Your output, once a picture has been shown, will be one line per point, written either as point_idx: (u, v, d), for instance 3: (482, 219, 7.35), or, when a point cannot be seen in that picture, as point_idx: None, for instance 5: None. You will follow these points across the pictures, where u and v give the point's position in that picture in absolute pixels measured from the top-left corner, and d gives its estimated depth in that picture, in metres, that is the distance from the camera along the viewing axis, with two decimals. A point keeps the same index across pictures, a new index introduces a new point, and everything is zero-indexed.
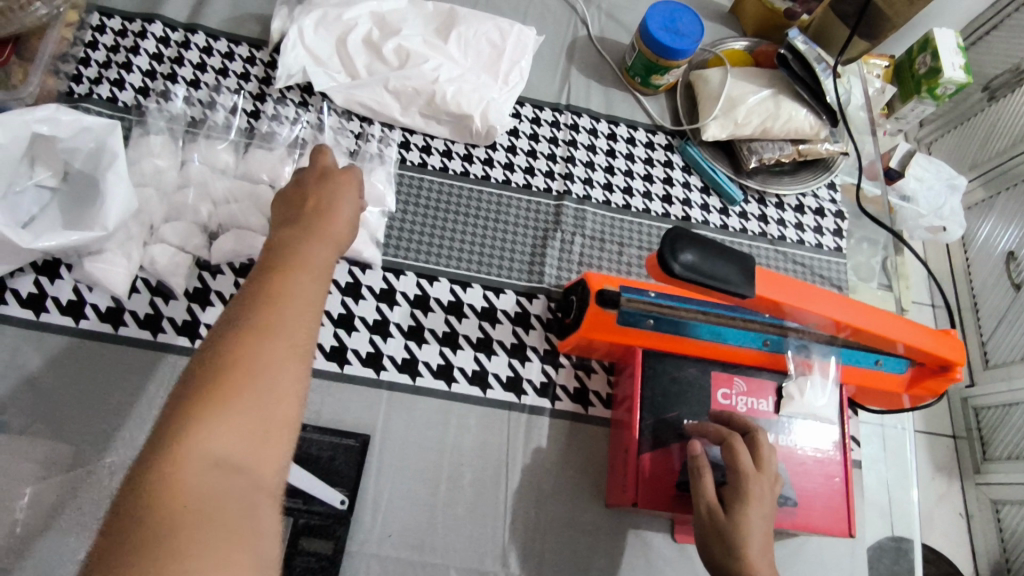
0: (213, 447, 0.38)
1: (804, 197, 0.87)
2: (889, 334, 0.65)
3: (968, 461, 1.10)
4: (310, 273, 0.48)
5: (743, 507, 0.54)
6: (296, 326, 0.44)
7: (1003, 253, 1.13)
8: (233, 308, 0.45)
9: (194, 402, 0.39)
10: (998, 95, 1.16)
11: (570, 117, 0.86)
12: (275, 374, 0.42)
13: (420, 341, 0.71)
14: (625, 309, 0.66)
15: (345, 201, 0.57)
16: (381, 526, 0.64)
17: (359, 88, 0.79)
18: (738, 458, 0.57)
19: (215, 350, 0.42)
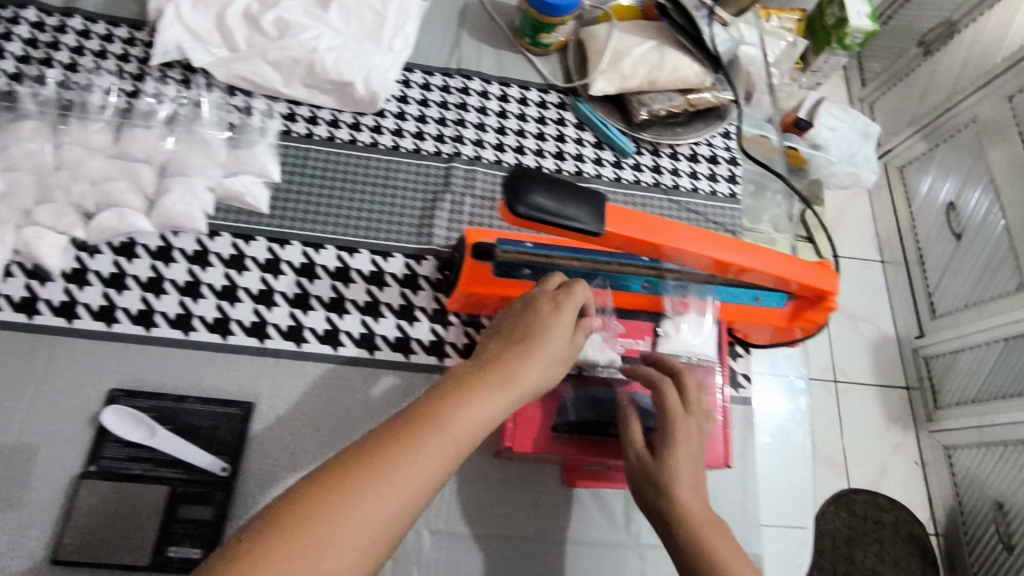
0: (311, 545, 0.39)
1: (697, 146, 0.89)
2: (769, 270, 0.65)
3: (921, 411, 1.23)
4: (467, 437, 0.46)
5: (671, 450, 0.55)
6: (409, 496, 0.42)
7: (946, 205, 1.26)
8: (385, 436, 0.45)
9: (278, 531, 0.39)
10: (932, 49, 1.32)
11: (461, 81, 0.86)
12: (355, 545, 0.40)
13: (306, 308, 0.73)
14: (501, 260, 0.67)
15: (549, 350, 0.53)
16: (266, 489, 0.66)
17: (238, 62, 0.78)
18: (666, 402, 0.57)
19: (352, 458, 0.43)
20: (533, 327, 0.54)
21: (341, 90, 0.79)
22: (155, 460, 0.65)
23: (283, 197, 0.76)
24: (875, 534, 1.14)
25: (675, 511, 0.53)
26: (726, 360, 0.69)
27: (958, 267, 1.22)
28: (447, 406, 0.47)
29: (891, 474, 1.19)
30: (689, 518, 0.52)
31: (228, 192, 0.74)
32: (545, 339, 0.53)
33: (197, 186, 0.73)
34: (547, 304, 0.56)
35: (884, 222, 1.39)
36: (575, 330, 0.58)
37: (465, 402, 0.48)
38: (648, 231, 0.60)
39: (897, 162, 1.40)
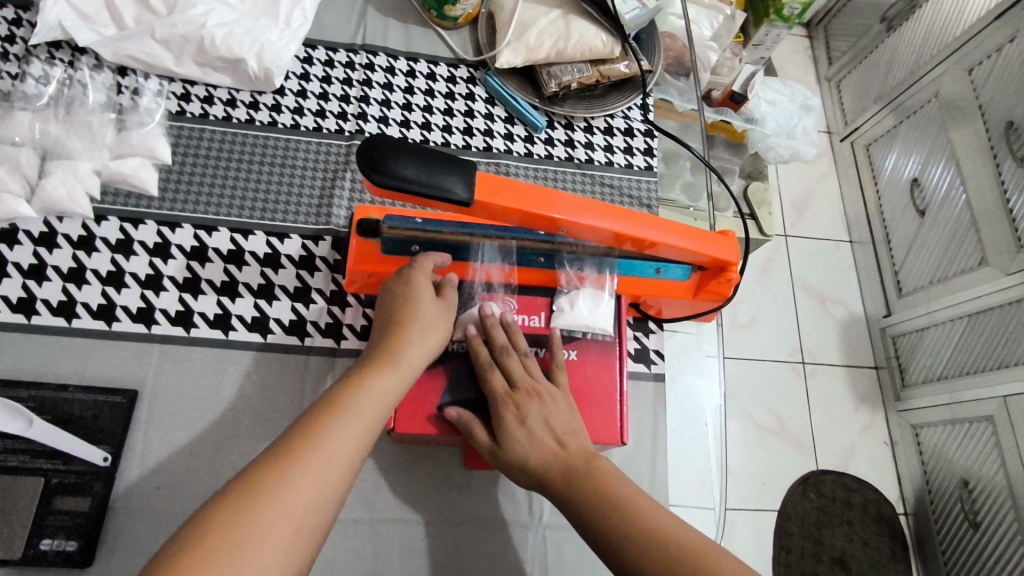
0: (257, 513, 0.42)
1: (613, 119, 0.86)
2: (667, 242, 0.63)
3: (890, 390, 1.22)
4: (368, 416, 0.50)
5: (506, 429, 0.57)
6: (323, 481, 0.45)
7: (909, 180, 1.23)
8: (287, 439, 0.47)
9: (193, 548, 0.40)
10: (894, 25, 1.31)
11: (365, 57, 0.84)
12: (280, 538, 0.42)
13: (197, 292, 0.70)
14: (387, 237, 0.64)
15: (427, 321, 0.57)
16: (149, 479, 0.62)
17: (126, 40, 0.75)
18: (494, 391, 0.59)
19: (280, 443, 0.46)
20: (406, 307, 0.57)
21: (235, 68, 0.77)
22: (33, 452, 0.61)
23: (174, 179, 0.74)
24: (845, 515, 1.12)
25: (543, 478, 0.55)
26: (624, 335, 0.68)
27: (922, 243, 1.19)
28: (342, 396, 0.50)
29: (860, 455, 1.18)
30: (553, 477, 0.54)
31: (114, 174, 0.71)
32: (418, 311, 0.57)
33: (81, 169, 0.70)
34: (410, 280, 0.59)
35: (852, 202, 1.38)
36: (442, 293, 0.61)
37: (359, 387, 0.51)
38: (532, 203, 0.58)
39: (863, 141, 1.37)
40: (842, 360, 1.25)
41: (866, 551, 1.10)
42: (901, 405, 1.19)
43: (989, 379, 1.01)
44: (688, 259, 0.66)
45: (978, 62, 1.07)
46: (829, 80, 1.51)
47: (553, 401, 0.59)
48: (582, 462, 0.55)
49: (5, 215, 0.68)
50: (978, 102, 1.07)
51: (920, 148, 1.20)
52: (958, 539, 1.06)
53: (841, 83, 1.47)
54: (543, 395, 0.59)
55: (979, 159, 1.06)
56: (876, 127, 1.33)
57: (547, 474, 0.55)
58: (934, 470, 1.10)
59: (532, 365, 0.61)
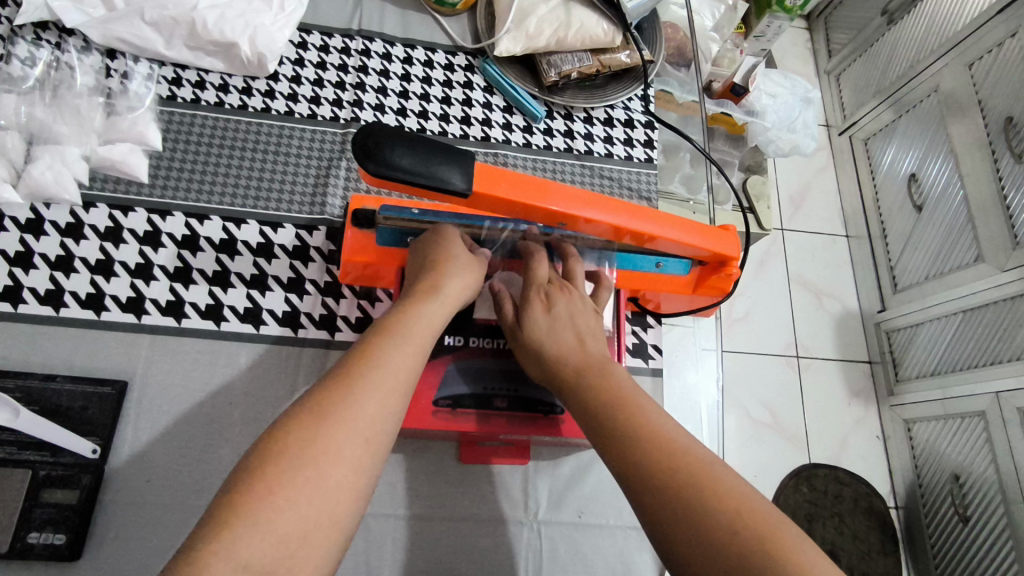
0: (316, 435, 0.38)
1: (613, 110, 0.85)
2: (669, 237, 0.62)
3: (883, 384, 1.22)
4: (421, 339, 0.48)
5: (529, 311, 0.56)
6: (388, 395, 0.42)
7: (907, 175, 1.22)
8: (344, 361, 0.44)
9: (267, 463, 0.36)
10: (895, 18, 1.29)
11: (362, 42, 0.82)
12: (355, 448, 0.39)
13: (188, 282, 0.68)
14: (383, 228, 0.63)
15: (464, 264, 0.56)
16: (139, 471, 0.61)
17: (115, 22, 0.73)
18: (534, 277, 0.59)
19: (330, 374, 0.43)
20: (442, 253, 0.57)
21: (227, 52, 0.75)
22: (20, 443, 0.59)
23: (165, 166, 0.72)
24: (835, 508, 1.12)
25: (555, 368, 0.53)
26: (623, 329, 0.67)
27: (919, 238, 1.19)
28: (393, 322, 0.48)
29: (852, 448, 1.18)
30: (567, 368, 0.52)
31: (102, 160, 0.70)
32: (453, 253, 0.57)
33: (68, 154, 0.68)
34: (444, 233, 0.60)
35: (849, 196, 1.37)
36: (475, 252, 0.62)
37: (408, 314, 0.49)
38: (537, 195, 0.57)
39: (861, 135, 1.37)
40: (838, 355, 1.25)
41: (856, 544, 1.11)
42: (894, 400, 1.19)
43: (982, 375, 1.01)
44: (686, 253, 0.66)
45: (979, 56, 1.06)
46: (829, 73, 1.50)
47: (584, 303, 0.57)
48: (600, 363, 0.52)
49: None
50: (977, 98, 1.06)
51: (919, 142, 1.19)
52: (947, 532, 1.06)
53: (840, 76, 1.46)
54: (574, 296, 0.58)
55: (977, 154, 1.05)
56: (875, 121, 1.32)
57: (559, 364, 0.52)
58: (926, 465, 1.10)
59: (574, 269, 0.62)
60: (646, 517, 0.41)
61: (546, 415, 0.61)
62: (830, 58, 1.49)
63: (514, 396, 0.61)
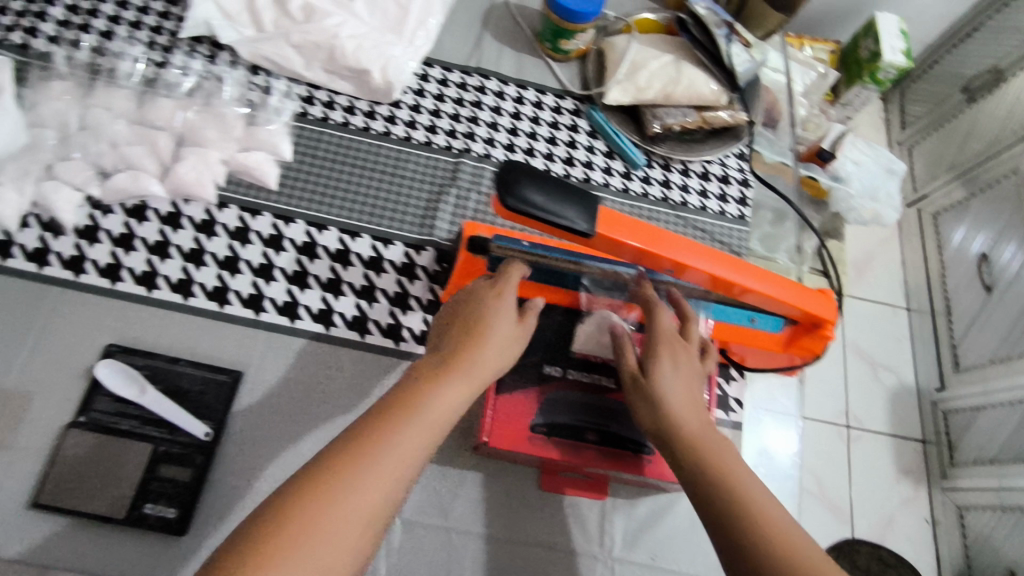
0: (315, 518, 0.39)
1: (710, 165, 0.88)
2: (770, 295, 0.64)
3: (935, 468, 1.09)
4: (437, 415, 0.46)
5: (655, 360, 0.57)
6: (393, 482, 0.42)
7: (977, 255, 1.13)
8: (347, 435, 0.44)
9: (257, 545, 0.37)
10: (978, 96, 1.19)
11: (478, 79, 0.87)
12: (350, 533, 0.39)
13: (304, 286, 0.73)
14: (494, 256, 0.67)
15: (500, 337, 0.54)
16: (245, 458, 0.66)
17: (263, 42, 0.80)
18: (656, 324, 0.60)
19: (340, 444, 0.43)
20: (485, 316, 0.54)
21: (360, 78, 0.81)
22: (143, 418, 0.64)
23: (292, 176, 0.78)
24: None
25: (670, 422, 0.54)
26: (714, 381, 0.69)
27: (988, 317, 1.09)
28: (408, 396, 0.46)
29: (897, 528, 1.04)
30: (682, 423, 0.53)
31: (240, 166, 0.76)
32: (491, 329, 0.54)
33: (210, 157, 0.75)
34: (498, 294, 0.57)
35: (913, 266, 1.27)
36: (521, 317, 0.58)
37: (421, 387, 0.47)
38: (650, 241, 0.59)
39: (931, 209, 1.27)
40: (888, 429, 1.12)
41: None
42: (947, 484, 1.06)
43: None
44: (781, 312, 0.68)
45: None
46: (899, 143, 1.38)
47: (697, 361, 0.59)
48: (712, 429, 0.53)
49: (138, 192, 0.72)
50: None
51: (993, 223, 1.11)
52: None
53: (913, 149, 1.33)
54: (693, 359, 0.59)
55: None
56: (945, 194, 1.23)
57: (677, 421, 0.53)
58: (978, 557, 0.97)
59: (692, 329, 0.62)
60: None
61: (636, 454, 0.63)
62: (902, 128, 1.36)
63: (605, 431, 0.62)
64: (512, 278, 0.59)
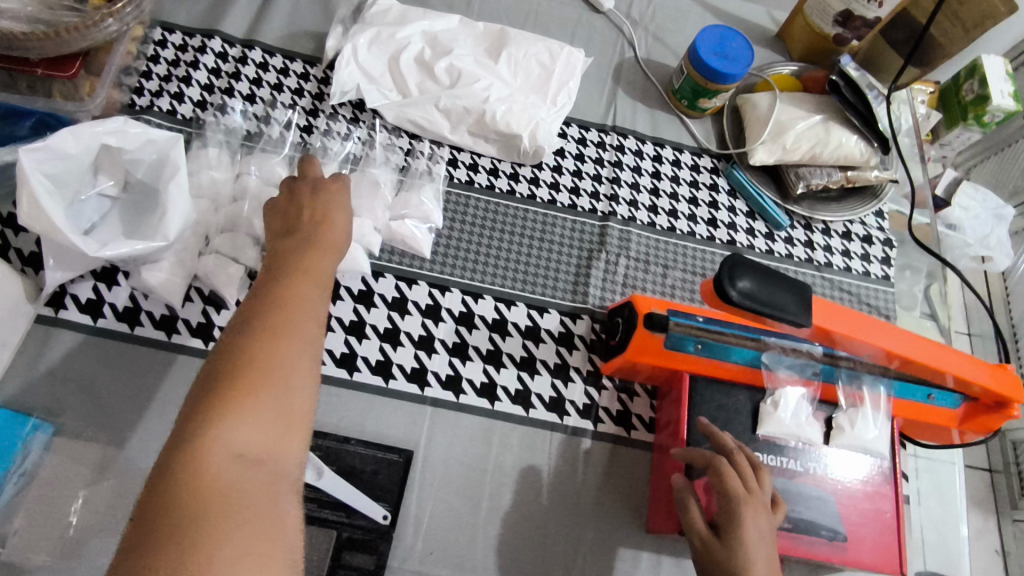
0: (279, 358, 0.44)
1: (851, 224, 0.87)
2: (940, 365, 0.63)
3: None
4: (321, 276, 0.51)
5: (737, 535, 0.52)
6: (313, 334, 0.47)
7: None
8: (260, 292, 0.48)
9: (236, 372, 0.42)
10: None
11: (616, 138, 0.86)
12: (303, 361, 0.45)
13: (464, 358, 0.72)
14: (673, 334, 0.65)
15: (340, 214, 0.58)
16: (423, 544, 0.64)
17: (410, 106, 0.80)
18: (730, 488, 0.54)
19: (266, 300, 0.47)
20: (324, 203, 0.58)
21: (507, 141, 0.80)
22: (319, 501, 0.63)
23: (444, 243, 0.77)
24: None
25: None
26: (898, 462, 0.66)
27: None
28: (294, 267, 0.50)
29: None
30: None
31: (394, 234, 0.74)
32: (336, 211, 0.57)
33: (364, 227, 0.73)
34: (322, 181, 0.60)
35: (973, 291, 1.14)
36: (336, 189, 0.60)
37: (301, 257, 0.52)
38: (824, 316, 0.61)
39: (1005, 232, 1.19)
40: None
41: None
42: None
43: None
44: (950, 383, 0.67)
45: None
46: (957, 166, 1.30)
47: (774, 523, 0.54)
48: None
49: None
50: None
51: None
52: None
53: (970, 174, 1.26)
54: (769, 516, 0.54)
55: None
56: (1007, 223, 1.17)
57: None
58: None
59: (764, 474, 0.57)
60: None
61: (830, 542, 0.61)
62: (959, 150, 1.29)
63: (796, 517, 0.61)
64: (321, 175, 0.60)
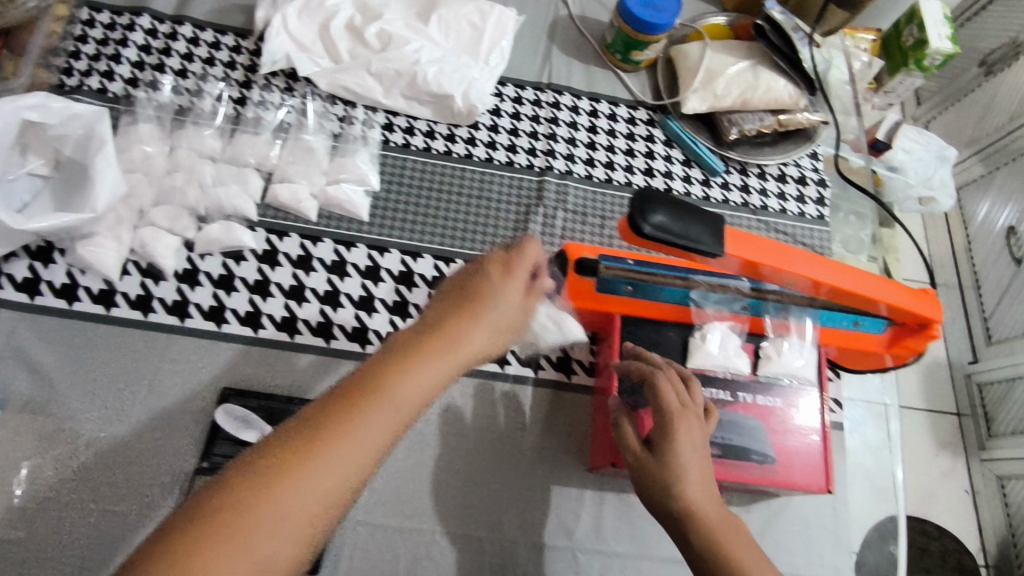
0: (300, 495, 0.36)
1: (786, 167, 0.89)
2: (865, 292, 0.65)
3: (973, 439, 1.03)
4: (401, 407, 0.40)
5: (670, 447, 0.54)
6: (358, 469, 0.38)
7: (1004, 229, 1.07)
8: (329, 402, 0.39)
9: (205, 530, 0.34)
10: (996, 68, 1.11)
11: (552, 95, 0.87)
12: (289, 537, 0.35)
13: (405, 315, 0.74)
14: (604, 276, 0.67)
15: (500, 316, 0.49)
16: (367, 495, 0.66)
17: (342, 72, 0.80)
18: (665, 403, 0.56)
19: (332, 404, 0.39)
20: (489, 284, 0.50)
21: (440, 102, 0.81)
22: None
23: (382, 205, 0.78)
24: (924, 564, 0.95)
25: (687, 516, 0.52)
26: (826, 388, 0.69)
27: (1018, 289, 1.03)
28: (391, 365, 0.42)
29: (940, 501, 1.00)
30: (702, 519, 0.52)
31: (331, 198, 0.76)
32: (495, 304, 0.49)
33: (301, 192, 0.75)
34: (508, 259, 0.52)
35: (937, 240, 1.18)
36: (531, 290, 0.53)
37: (405, 353, 0.43)
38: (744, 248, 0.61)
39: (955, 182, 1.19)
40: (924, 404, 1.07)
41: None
42: (986, 455, 1.01)
43: None
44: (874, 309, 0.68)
45: None
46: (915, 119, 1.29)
47: (707, 434, 0.57)
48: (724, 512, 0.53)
49: (230, 243, 0.72)
50: None
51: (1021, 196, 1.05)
52: None
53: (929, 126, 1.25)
54: (703, 429, 0.56)
55: None
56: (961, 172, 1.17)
57: (695, 514, 0.52)
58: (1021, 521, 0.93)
59: (697, 389, 0.59)
60: None
61: (759, 465, 0.64)
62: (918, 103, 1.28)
63: (727, 444, 0.64)
64: (528, 253, 0.53)
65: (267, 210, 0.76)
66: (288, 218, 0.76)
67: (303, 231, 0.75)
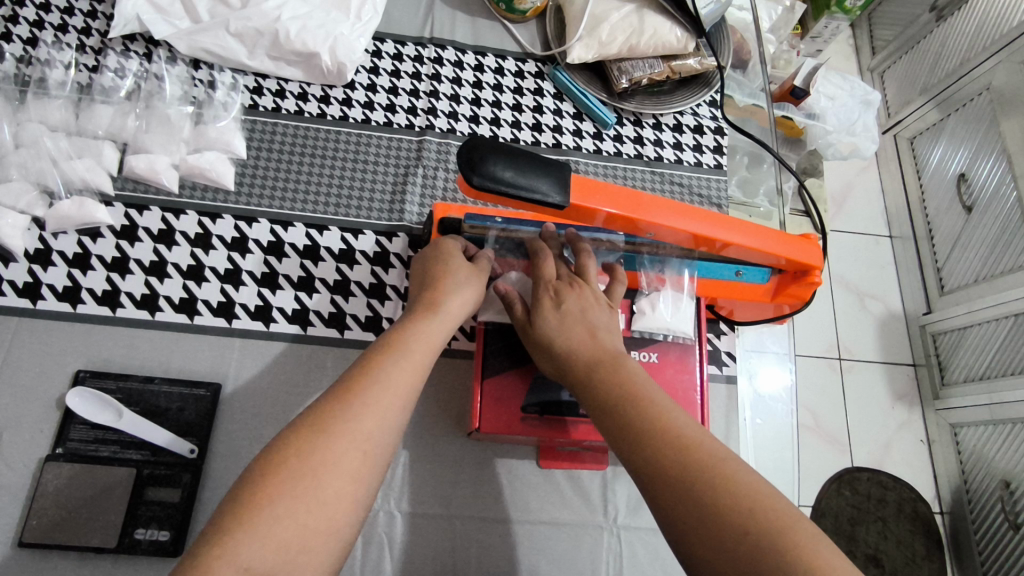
0: (334, 446, 0.41)
1: (682, 116, 0.85)
2: (732, 241, 0.61)
3: (927, 387, 1.03)
4: (405, 360, 0.47)
5: (540, 310, 0.56)
6: (387, 416, 0.44)
7: (955, 175, 1.04)
8: (349, 373, 0.46)
9: (268, 475, 0.39)
10: (945, 14, 1.08)
11: (434, 50, 0.83)
12: (346, 466, 0.41)
13: (274, 288, 0.71)
14: (467, 236, 0.65)
15: (464, 278, 0.56)
16: (234, 473, 0.64)
17: (201, 33, 0.75)
18: (542, 275, 0.58)
19: (351, 378, 0.45)
20: (443, 267, 0.57)
21: (308, 61, 0.77)
22: (122, 443, 0.63)
23: (250, 173, 0.74)
24: (878, 513, 0.95)
25: (567, 363, 0.53)
26: (705, 341, 0.67)
27: (970, 236, 1.00)
28: (389, 338, 0.49)
29: (897, 452, 1.00)
30: (581, 367, 0.52)
31: (192, 168, 0.72)
32: (451, 270, 0.57)
33: (159, 163, 0.71)
34: (444, 248, 0.59)
35: (893, 194, 1.15)
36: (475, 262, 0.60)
37: (396, 330, 0.50)
38: (595, 197, 0.56)
39: (907, 134, 1.15)
40: (880, 357, 1.05)
41: (900, 550, 0.94)
42: (940, 404, 1.00)
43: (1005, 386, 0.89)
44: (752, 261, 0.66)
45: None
46: (871, 71, 1.25)
47: (596, 293, 0.58)
48: (613, 357, 0.52)
49: (83, 219, 0.69)
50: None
51: (971, 140, 1.01)
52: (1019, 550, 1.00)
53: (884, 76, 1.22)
54: (583, 291, 0.57)
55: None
56: (920, 120, 1.12)
57: (573, 358, 0.53)
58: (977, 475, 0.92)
59: (586, 262, 0.60)
60: (666, 505, 0.41)
61: None
62: (873, 54, 1.25)
63: None
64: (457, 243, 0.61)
65: (126, 184, 0.72)
66: (148, 191, 0.72)
67: (165, 203, 0.72)
